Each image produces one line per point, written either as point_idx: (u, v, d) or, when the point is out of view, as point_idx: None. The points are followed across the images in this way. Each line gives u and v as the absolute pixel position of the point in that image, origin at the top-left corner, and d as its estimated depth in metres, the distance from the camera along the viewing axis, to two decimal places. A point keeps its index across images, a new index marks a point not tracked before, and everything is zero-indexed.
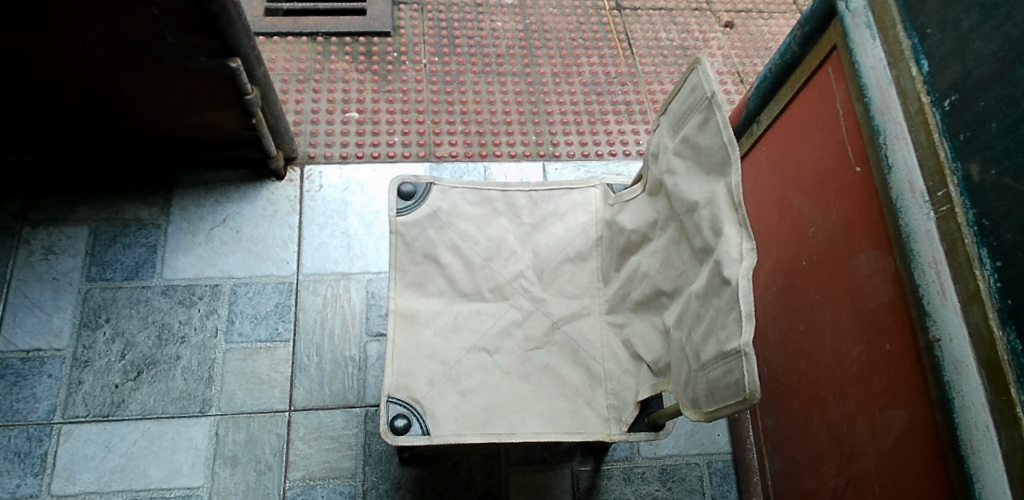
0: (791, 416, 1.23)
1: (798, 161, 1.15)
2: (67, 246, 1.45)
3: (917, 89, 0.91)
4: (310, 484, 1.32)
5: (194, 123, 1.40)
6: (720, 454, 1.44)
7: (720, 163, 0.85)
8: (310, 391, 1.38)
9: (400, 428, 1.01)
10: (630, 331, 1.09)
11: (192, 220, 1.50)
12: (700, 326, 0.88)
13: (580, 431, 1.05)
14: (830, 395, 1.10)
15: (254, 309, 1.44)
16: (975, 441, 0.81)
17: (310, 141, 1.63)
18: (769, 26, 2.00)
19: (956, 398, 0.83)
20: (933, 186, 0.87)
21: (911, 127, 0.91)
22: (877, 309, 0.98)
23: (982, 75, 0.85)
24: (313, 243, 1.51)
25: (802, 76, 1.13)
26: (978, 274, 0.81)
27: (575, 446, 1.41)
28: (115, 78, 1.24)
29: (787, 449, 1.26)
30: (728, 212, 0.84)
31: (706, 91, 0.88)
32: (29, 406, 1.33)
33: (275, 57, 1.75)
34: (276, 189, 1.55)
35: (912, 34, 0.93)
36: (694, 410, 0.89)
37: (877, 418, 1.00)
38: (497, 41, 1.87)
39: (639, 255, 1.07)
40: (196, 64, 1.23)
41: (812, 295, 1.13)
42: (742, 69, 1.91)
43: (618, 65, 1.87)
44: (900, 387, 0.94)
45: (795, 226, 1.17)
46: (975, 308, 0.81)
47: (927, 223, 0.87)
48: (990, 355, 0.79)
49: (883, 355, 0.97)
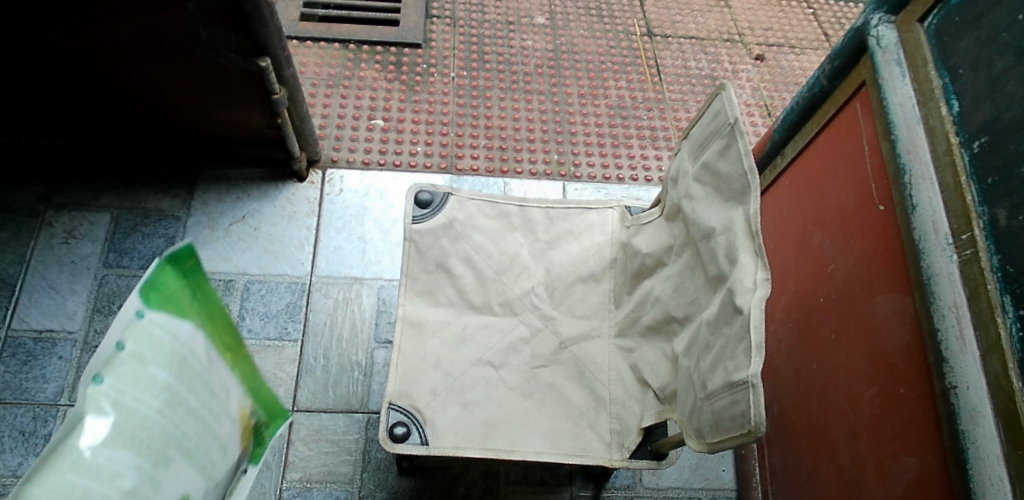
0: (800, 457, 1.20)
1: (821, 196, 1.13)
2: (88, 231, 1.47)
3: (945, 129, 0.89)
4: (307, 487, 1.32)
5: (221, 119, 1.42)
6: (724, 490, 1.41)
7: (740, 190, 0.84)
8: (314, 393, 1.38)
9: (399, 436, 1.00)
10: (638, 355, 1.07)
11: (212, 214, 1.52)
12: (709, 355, 0.86)
13: (581, 454, 1.04)
14: (840, 437, 1.08)
15: (265, 307, 1.45)
16: (989, 495, 0.79)
17: (334, 145, 1.64)
18: (800, 62, 2.00)
19: (970, 448, 0.81)
20: (957, 228, 0.85)
21: (938, 167, 0.89)
22: (893, 352, 0.95)
23: (1013, 118, 0.82)
24: (328, 246, 1.52)
25: (830, 110, 1.12)
26: (999, 321, 0.79)
27: (577, 471, 1.39)
28: (148, 69, 1.26)
29: (793, 490, 1.23)
30: (745, 240, 0.82)
31: (730, 116, 0.87)
32: (37, 386, 1.34)
33: (306, 61, 1.77)
34: (296, 190, 1.56)
35: (943, 74, 0.92)
36: (699, 440, 0.87)
37: (887, 464, 0.97)
38: (526, 59, 1.88)
39: (653, 279, 1.06)
40: (226, 61, 1.25)
41: (828, 334, 1.11)
42: (770, 103, 1.90)
43: (646, 90, 1.87)
44: (913, 433, 0.91)
45: (815, 262, 1.14)
46: (995, 357, 0.79)
47: (949, 266, 0.85)
48: (1009, 405, 0.77)
49: (898, 400, 0.94)
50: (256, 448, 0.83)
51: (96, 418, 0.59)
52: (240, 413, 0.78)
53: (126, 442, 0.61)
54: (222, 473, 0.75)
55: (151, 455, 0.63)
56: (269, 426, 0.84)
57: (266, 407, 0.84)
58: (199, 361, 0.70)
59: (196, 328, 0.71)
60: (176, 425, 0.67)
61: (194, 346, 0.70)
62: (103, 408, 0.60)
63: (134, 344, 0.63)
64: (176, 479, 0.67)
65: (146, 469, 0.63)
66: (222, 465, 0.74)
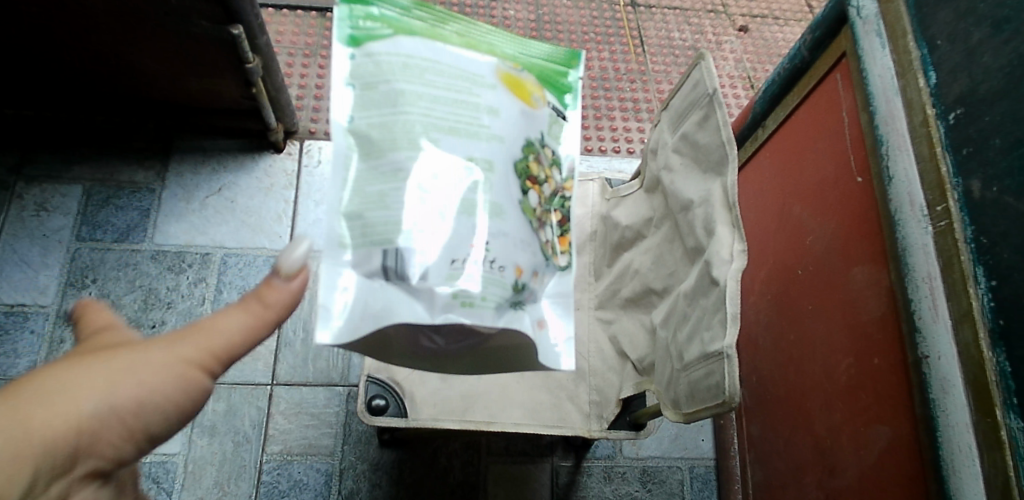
0: (777, 427, 1.21)
1: (801, 169, 1.13)
2: (60, 204, 1.44)
3: (923, 100, 0.88)
4: (288, 459, 1.32)
5: (195, 88, 1.39)
6: (703, 460, 1.43)
7: (718, 161, 0.84)
8: (294, 367, 1.38)
9: (376, 408, 1.01)
10: (617, 327, 1.07)
11: (187, 187, 1.50)
12: (686, 327, 0.86)
13: (560, 425, 1.05)
14: (816, 407, 1.09)
15: (244, 280, 1.44)
16: (957, 463, 0.80)
17: (312, 116, 1.62)
18: (784, 33, 1.98)
19: (940, 417, 0.82)
20: (932, 200, 0.85)
21: (914, 138, 0.89)
22: (869, 323, 0.96)
23: (989, 89, 0.83)
24: (307, 219, 1.50)
25: (810, 82, 1.11)
26: (972, 293, 0.80)
27: (558, 441, 1.40)
28: (118, 36, 1.23)
29: (770, 459, 1.25)
30: (722, 212, 0.82)
31: (708, 87, 0.86)
32: (10, 361, 1.33)
33: (283, 29, 1.73)
34: (274, 162, 1.54)
35: (922, 45, 0.91)
36: (674, 410, 0.88)
37: (861, 433, 0.98)
38: (508, 29, 1.86)
39: (632, 252, 1.06)
40: (198, 29, 1.22)
41: (806, 306, 1.11)
42: (753, 75, 1.89)
43: (629, 61, 1.86)
44: (887, 403, 0.92)
45: (794, 235, 1.15)
46: (966, 327, 0.80)
47: (924, 237, 0.85)
48: (979, 375, 0.78)
49: (873, 370, 0.95)
50: (560, 89, 0.84)
51: (360, 208, 0.69)
52: (499, 77, 0.77)
53: (408, 205, 0.68)
54: (509, 132, 0.76)
55: (421, 217, 0.68)
56: (551, 65, 0.83)
57: (545, 64, 0.83)
58: (425, 58, 0.73)
59: (410, 35, 0.73)
60: (434, 103, 0.71)
61: (410, 50, 0.72)
62: (359, 217, 0.69)
63: (364, 75, 0.71)
64: (467, 191, 0.71)
65: (433, 187, 0.69)
66: (502, 187, 0.73)
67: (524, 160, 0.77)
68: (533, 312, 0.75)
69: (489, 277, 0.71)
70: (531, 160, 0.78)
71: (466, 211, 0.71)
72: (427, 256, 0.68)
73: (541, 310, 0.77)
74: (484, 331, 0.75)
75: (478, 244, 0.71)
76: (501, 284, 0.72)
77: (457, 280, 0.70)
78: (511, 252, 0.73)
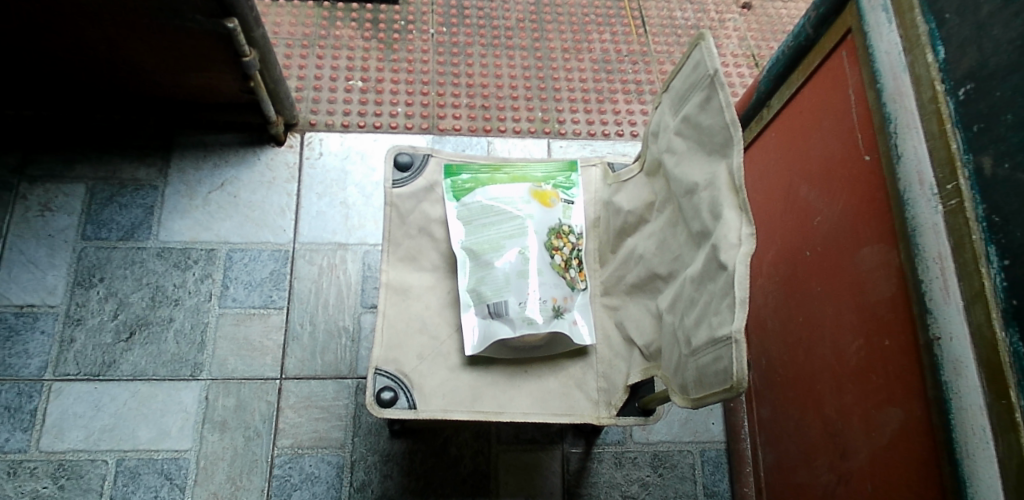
0: (787, 409, 1.21)
1: (808, 149, 1.12)
2: (63, 204, 1.44)
3: (931, 76, 0.86)
4: (299, 453, 1.33)
5: (193, 83, 1.38)
6: (713, 443, 1.42)
7: (722, 143, 0.82)
8: (302, 360, 1.38)
9: (386, 400, 1.00)
10: (624, 314, 1.07)
11: (190, 183, 1.49)
12: (693, 311, 0.85)
13: (568, 413, 1.04)
14: (826, 390, 1.08)
15: (249, 275, 1.44)
16: (971, 445, 0.79)
17: (312, 108, 1.60)
18: (789, 9, 1.95)
19: (953, 399, 0.81)
20: (942, 178, 0.84)
21: (923, 115, 0.87)
22: (879, 304, 0.95)
23: (999, 63, 0.81)
24: (310, 212, 1.50)
25: (816, 60, 1.09)
26: (984, 272, 0.78)
27: (568, 428, 1.40)
28: (114, 33, 1.23)
29: (781, 441, 1.24)
30: (728, 196, 0.81)
31: (710, 68, 0.85)
32: (21, 361, 1.34)
33: (280, 21, 1.71)
34: (275, 155, 1.53)
35: (930, 18, 0.89)
36: (683, 395, 0.88)
37: (873, 415, 0.97)
38: (507, 13, 1.84)
39: (636, 237, 1.05)
40: (192, 23, 1.21)
41: (814, 288, 1.10)
42: (757, 53, 1.86)
43: (630, 42, 1.83)
44: (898, 384, 0.92)
45: (801, 216, 1.13)
46: (979, 307, 0.78)
47: (934, 217, 0.84)
48: (991, 356, 0.77)
49: (883, 351, 0.94)
50: (567, 186, 1.13)
51: (470, 280, 1.07)
52: (531, 195, 1.10)
53: (500, 269, 1.06)
54: (550, 221, 1.10)
55: (507, 282, 1.05)
56: (557, 174, 1.13)
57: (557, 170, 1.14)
58: (501, 190, 1.10)
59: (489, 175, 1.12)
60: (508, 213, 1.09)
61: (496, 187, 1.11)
62: (474, 292, 1.06)
63: (461, 220, 1.10)
64: (520, 260, 1.06)
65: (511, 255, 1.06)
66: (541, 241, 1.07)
67: (554, 237, 1.09)
68: (572, 319, 1.06)
69: (538, 306, 1.04)
70: (558, 235, 1.09)
71: (519, 275, 1.05)
72: (508, 303, 1.04)
73: (575, 313, 1.07)
74: (526, 347, 1.05)
75: (531, 293, 1.04)
76: (547, 310, 1.04)
77: (527, 313, 1.03)
78: (550, 289, 1.06)
